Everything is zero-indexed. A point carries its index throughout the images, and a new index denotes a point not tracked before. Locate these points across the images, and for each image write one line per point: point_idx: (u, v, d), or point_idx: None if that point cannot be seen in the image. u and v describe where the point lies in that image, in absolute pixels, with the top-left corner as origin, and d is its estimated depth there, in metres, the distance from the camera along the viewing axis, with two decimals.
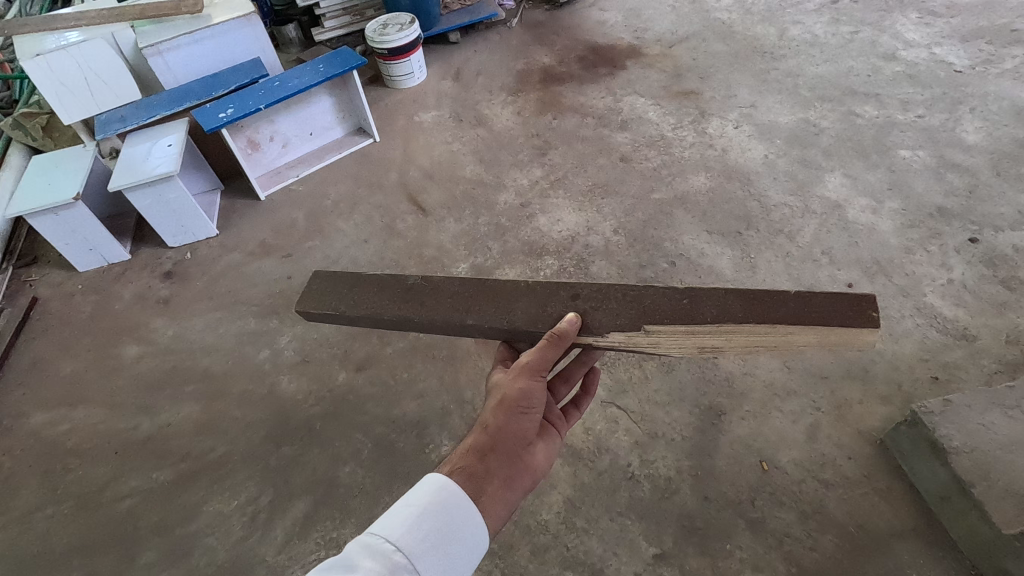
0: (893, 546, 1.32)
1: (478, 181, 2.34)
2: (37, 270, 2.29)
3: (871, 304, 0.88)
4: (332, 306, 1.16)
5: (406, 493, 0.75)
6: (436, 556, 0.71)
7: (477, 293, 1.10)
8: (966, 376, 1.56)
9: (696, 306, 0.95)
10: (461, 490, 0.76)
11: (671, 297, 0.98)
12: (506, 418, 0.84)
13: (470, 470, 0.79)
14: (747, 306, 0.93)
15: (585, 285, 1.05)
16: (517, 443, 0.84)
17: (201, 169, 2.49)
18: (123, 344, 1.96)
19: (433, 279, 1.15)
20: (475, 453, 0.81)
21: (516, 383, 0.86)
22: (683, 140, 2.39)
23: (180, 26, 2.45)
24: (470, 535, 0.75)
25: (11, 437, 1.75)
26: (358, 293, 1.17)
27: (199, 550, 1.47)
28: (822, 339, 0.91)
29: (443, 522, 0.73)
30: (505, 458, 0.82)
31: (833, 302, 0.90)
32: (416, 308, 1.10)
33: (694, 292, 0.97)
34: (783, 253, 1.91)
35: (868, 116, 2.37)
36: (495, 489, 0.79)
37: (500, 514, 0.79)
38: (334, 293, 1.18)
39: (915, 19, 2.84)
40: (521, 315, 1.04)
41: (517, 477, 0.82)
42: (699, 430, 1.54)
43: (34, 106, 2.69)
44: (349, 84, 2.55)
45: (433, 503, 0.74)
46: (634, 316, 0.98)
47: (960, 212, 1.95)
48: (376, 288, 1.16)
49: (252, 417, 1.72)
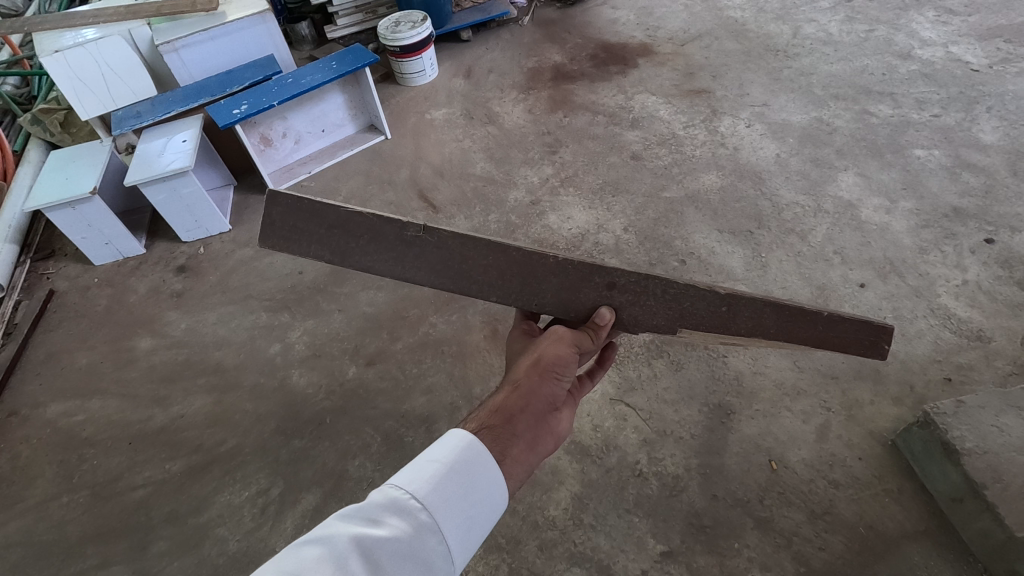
0: (903, 547, 1.31)
1: (489, 179, 2.35)
2: (54, 263, 2.33)
3: (888, 340, 0.95)
4: (312, 253, 0.87)
5: (429, 448, 0.73)
6: (459, 517, 0.69)
7: (494, 261, 0.91)
8: (980, 378, 1.54)
9: (733, 318, 0.93)
10: (487, 449, 0.75)
11: (711, 302, 0.92)
12: (540, 381, 0.83)
13: (497, 429, 0.78)
14: (780, 326, 0.93)
15: (622, 269, 0.92)
16: (545, 407, 0.83)
17: (215, 165, 2.51)
18: (138, 337, 1.98)
19: (439, 231, 0.88)
20: (504, 412, 0.79)
21: (556, 348, 0.85)
22: (694, 138, 2.38)
23: (196, 23, 2.47)
24: (492, 497, 0.73)
25: (29, 427, 1.78)
26: (345, 236, 0.87)
27: (210, 540, 1.49)
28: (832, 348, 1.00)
29: (468, 482, 0.71)
30: (533, 421, 0.81)
31: (858, 329, 0.95)
32: (427, 273, 0.90)
33: (735, 301, 0.92)
34: (794, 252, 1.90)
35: (882, 115, 2.35)
36: (519, 452, 0.78)
37: (519, 477, 0.77)
38: (310, 234, 0.87)
39: (931, 17, 2.81)
40: (551, 299, 0.93)
41: (540, 441, 0.81)
42: (708, 428, 1.54)
43: (53, 103, 2.73)
44: (361, 81, 2.56)
45: (458, 461, 0.72)
46: (671, 317, 0.94)
47: (976, 212, 1.92)
48: (364, 235, 0.87)
49: (263, 410, 1.74)
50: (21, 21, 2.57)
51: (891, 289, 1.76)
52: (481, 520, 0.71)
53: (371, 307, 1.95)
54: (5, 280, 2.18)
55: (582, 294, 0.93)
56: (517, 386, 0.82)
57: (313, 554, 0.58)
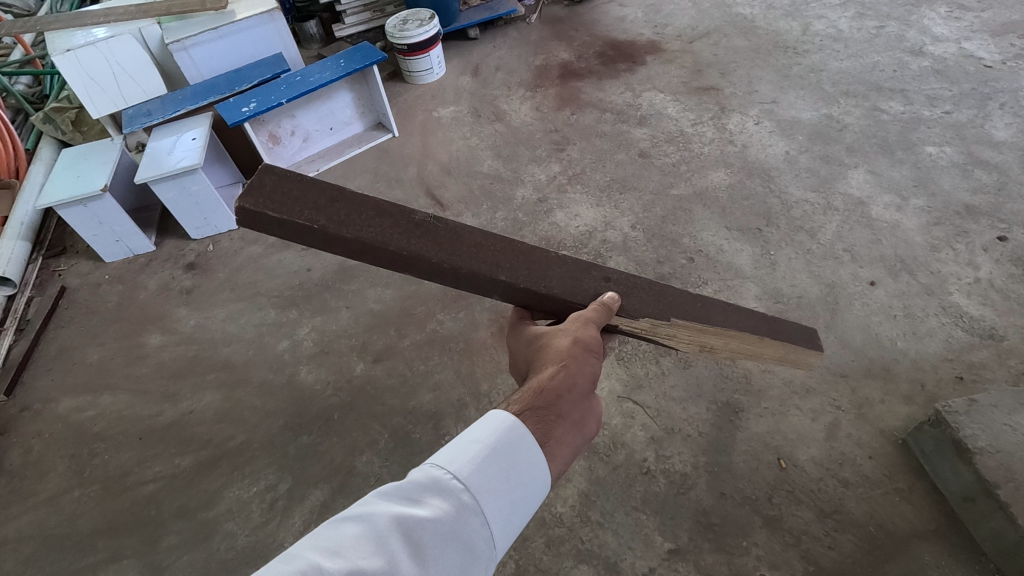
0: (913, 547, 1.30)
1: (496, 176, 2.35)
2: (66, 261, 2.35)
3: (818, 337, 1.24)
4: (305, 216, 0.78)
5: (470, 429, 0.72)
6: (501, 499, 0.67)
7: (505, 251, 0.93)
8: (993, 377, 1.53)
9: (706, 309, 1.06)
10: (532, 432, 0.74)
11: (686, 297, 1.06)
12: (582, 361, 0.82)
13: (542, 410, 0.77)
14: (745, 319, 1.10)
15: (614, 268, 1.01)
16: (589, 387, 0.82)
17: (224, 163, 2.54)
18: (148, 333, 2.00)
19: (449, 220, 0.90)
20: (550, 393, 0.78)
21: (589, 331, 0.86)
22: (703, 135, 2.37)
23: (205, 22, 2.48)
24: (535, 480, 0.72)
25: (41, 422, 1.80)
26: (345, 210, 0.82)
27: (220, 535, 1.50)
28: (783, 355, 1.23)
29: (510, 465, 0.70)
30: (579, 401, 0.80)
31: (798, 332, 1.21)
32: (438, 250, 0.85)
33: (704, 298, 1.07)
34: (804, 250, 1.89)
35: (893, 112, 2.33)
36: (564, 433, 0.77)
37: (565, 459, 0.77)
38: (305, 202, 0.79)
39: (944, 13, 2.78)
40: (556, 282, 0.93)
41: (584, 422, 0.80)
42: (716, 426, 1.53)
43: (64, 102, 2.75)
44: (369, 80, 2.56)
45: (499, 443, 0.70)
46: (661, 307, 1.01)
47: (988, 210, 1.90)
48: (368, 210, 0.83)
49: (271, 406, 1.74)
50: (34, 21, 2.60)
51: (901, 287, 1.75)
52: (523, 503, 0.70)
53: (379, 304, 1.96)
54: (17, 277, 2.21)
55: (585, 282, 0.96)
56: (561, 365, 0.80)
57: (353, 531, 0.58)
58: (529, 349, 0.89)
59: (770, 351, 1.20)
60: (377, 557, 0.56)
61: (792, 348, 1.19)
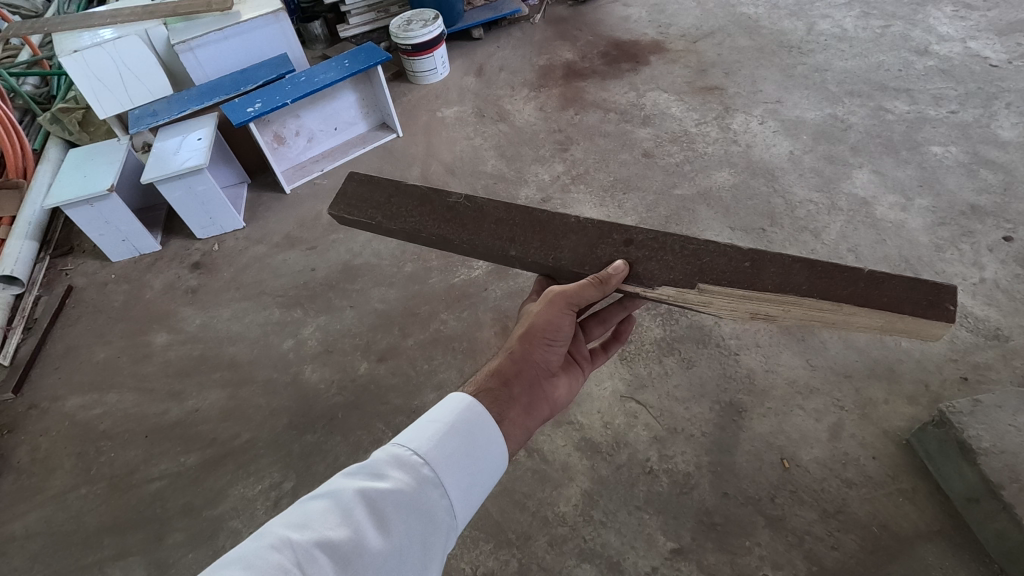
0: (917, 547, 1.30)
1: (500, 176, 2.35)
2: (73, 260, 2.37)
3: (952, 297, 0.87)
4: (369, 215, 1.11)
5: (431, 410, 0.78)
6: (460, 473, 0.73)
7: (523, 223, 1.06)
8: (998, 377, 1.52)
9: (759, 271, 0.93)
10: (486, 411, 0.80)
11: (733, 258, 0.95)
12: (530, 348, 0.90)
13: (495, 392, 0.84)
14: (812, 278, 0.91)
15: (640, 230, 1.01)
16: (538, 373, 0.90)
17: (229, 163, 2.55)
18: (154, 332, 2.01)
19: (476, 199, 1.08)
20: (500, 377, 0.86)
21: (547, 315, 0.89)
22: (706, 135, 2.37)
23: (211, 23, 2.49)
24: (492, 454, 0.78)
25: (48, 420, 1.82)
26: (397, 205, 1.11)
27: (225, 532, 1.51)
28: (884, 324, 0.92)
29: (468, 441, 0.75)
30: (527, 385, 0.87)
31: (909, 290, 0.88)
32: (459, 230, 1.06)
33: (759, 256, 0.94)
34: (808, 250, 1.88)
35: (899, 111, 2.32)
36: (517, 414, 0.84)
37: (518, 438, 0.84)
38: (371, 202, 1.12)
39: (949, 12, 2.77)
40: (567, 253, 1.01)
41: (536, 405, 0.88)
42: (719, 426, 1.53)
43: (71, 102, 2.77)
44: (374, 80, 2.57)
45: (457, 421, 0.76)
46: (689, 272, 0.96)
47: (994, 210, 1.89)
48: (415, 202, 1.11)
49: (276, 405, 1.75)
50: (41, 22, 2.62)
51: None
52: (483, 476, 0.76)
53: (383, 303, 1.97)
54: (25, 276, 2.23)
55: (599, 250, 1.01)
56: (510, 353, 0.89)
57: (321, 506, 0.63)
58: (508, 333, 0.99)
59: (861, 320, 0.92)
60: (344, 527, 0.62)
61: (892, 315, 0.88)
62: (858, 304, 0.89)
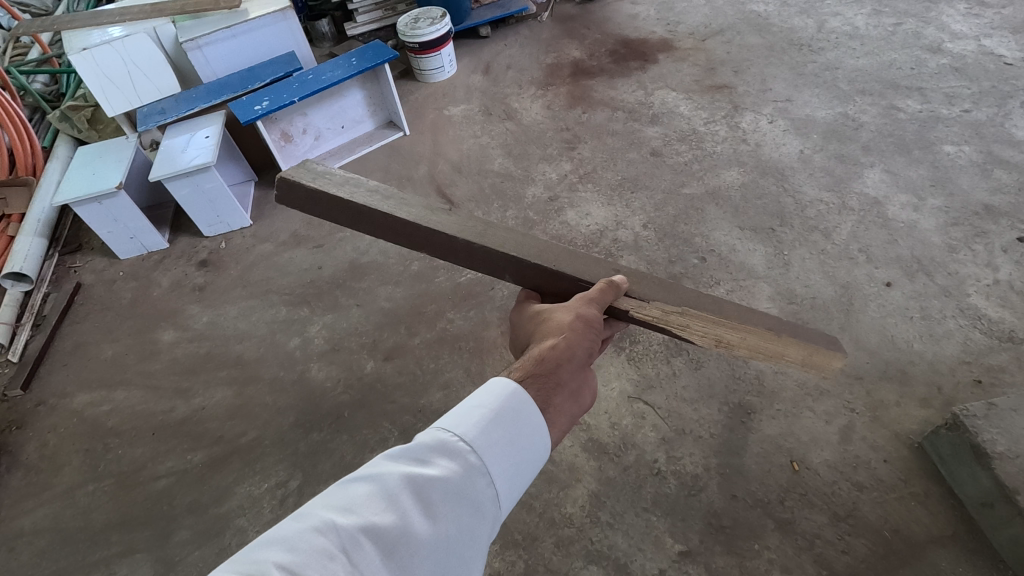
0: (929, 552, 1.28)
1: (507, 175, 2.34)
2: (82, 257, 2.38)
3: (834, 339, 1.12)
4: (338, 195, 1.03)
5: (475, 393, 0.75)
6: (507, 462, 0.71)
7: (514, 234, 1.07)
8: (1012, 380, 1.50)
9: (721, 308, 1.05)
10: (533, 398, 0.76)
11: (698, 297, 1.07)
12: (581, 332, 0.85)
13: (543, 378, 0.79)
14: (762, 318, 1.06)
15: (624, 268, 1.10)
16: (588, 360, 0.84)
17: (236, 161, 2.55)
18: (162, 330, 2.02)
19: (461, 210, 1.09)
20: (550, 362, 0.80)
21: (591, 308, 0.89)
22: (715, 134, 2.35)
23: (218, 21, 2.49)
24: (535, 443, 0.75)
25: (56, 416, 1.83)
26: (371, 194, 1.05)
27: (231, 531, 1.51)
28: (804, 359, 1.06)
29: (513, 429, 0.72)
30: (577, 372, 0.82)
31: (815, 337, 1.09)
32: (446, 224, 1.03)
33: (715, 299, 1.09)
34: (818, 250, 1.86)
35: (910, 110, 2.29)
36: (562, 402, 0.79)
37: (563, 426, 0.80)
38: (340, 188, 1.05)
39: (963, 10, 2.73)
40: (567, 264, 1.03)
41: (581, 394, 0.82)
42: (728, 428, 1.51)
43: (81, 100, 2.79)
44: (381, 79, 2.56)
45: (505, 408, 0.73)
46: (671, 298, 1.03)
47: (1008, 211, 1.87)
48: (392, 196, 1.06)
49: (283, 403, 1.75)
50: (50, 20, 2.63)
51: (918, 288, 1.72)
52: (528, 465, 0.74)
53: (390, 302, 1.96)
54: (34, 273, 2.24)
55: (597, 268, 1.05)
56: (561, 336, 0.83)
57: (366, 491, 0.62)
58: (531, 321, 0.92)
59: (791, 354, 1.05)
60: (388, 514, 0.61)
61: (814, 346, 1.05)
62: (794, 335, 1.04)
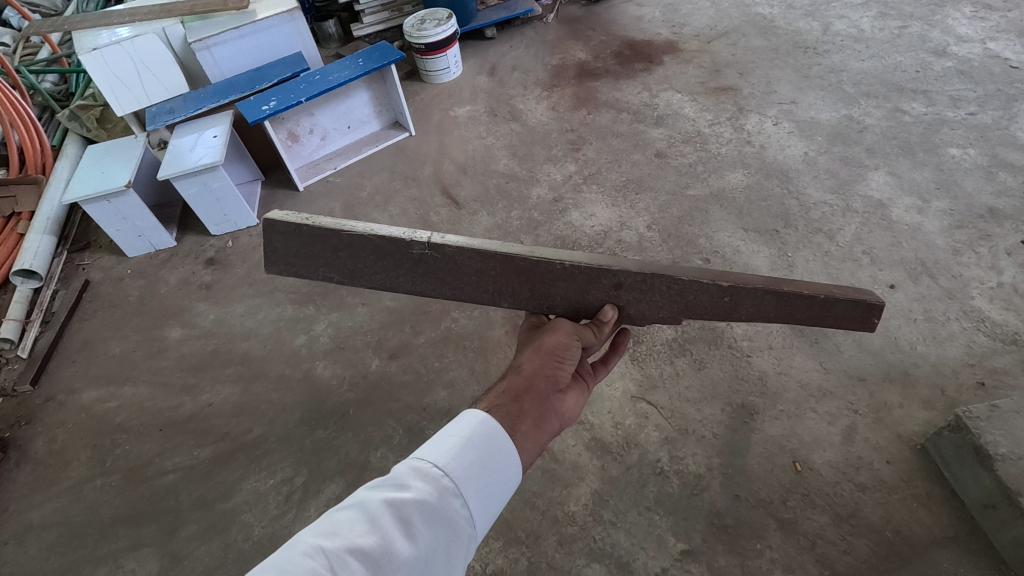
0: (931, 553, 1.28)
1: (512, 176, 2.36)
2: (90, 254, 2.40)
3: (877, 317, 1.05)
4: (323, 275, 1.01)
5: (448, 423, 0.77)
6: (480, 484, 0.73)
7: (505, 270, 1.00)
8: (1015, 382, 1.50)
9: (735, 304, 1.01)
10: (499, 423, 0.79)
11: (713, 292, 0.99)
12: (542, 362, 0.89)
13: (506, 407, 0.82)
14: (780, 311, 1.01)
15: (628, 270, 0.99)
16: (550, 388, 0.87)
17: (244, 160, 2.57)
18: (169, 327, 2.04)
19: (443, 249, 0.98)
20: (512, 391, 0.84)
21: (557, 336, 0.92)
22: (720, 136, 2.36)
23: (226, 22, 2.51)
24: (508, 467, 0.77)
25: (65, 411, 1.85)
26: (351, 260, 1.00)
27: (236, 526, 1.53)
28: None
29: (486, 454, 0.75)
30: (539, 400, 0.85)
31: (851, 309, 1.04)
32: (440, 285, 1.03)
33: (737, 291, 0.99)
34: (821, 252, 1.87)
35: (915, 113, 2.29)
36: (529, 428, 0.82)
37: (531, 452, 0.81)
38: (315, 258, 0.99)
39: (969, 13, 2.73)
40: (560, 302, 1.03)
41: (546, 420, 0.85)
42: (731, 428, 1.52)
43: (90, 99, 2.82)
44: (387, 79, 2.58)
45: (474, 436, 0.75)
46: (676, 309, 1.02)
47: (1013, 213, 1.87)
48: (371, 256, 1.00)
49: (288, 400, 1.77)
50: (60, 20, 2.66)
51: (921, 290, 1.72)
52: (501, 488, 0.75)
53: (394, 301, 1.98)
54: (43, 270, 2.26)
55: (590, 293, 1.01)
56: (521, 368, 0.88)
57: (349, 515, 0.64)
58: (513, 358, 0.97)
59: None
60: (372, 535, 0.62)
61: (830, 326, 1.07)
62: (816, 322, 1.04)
